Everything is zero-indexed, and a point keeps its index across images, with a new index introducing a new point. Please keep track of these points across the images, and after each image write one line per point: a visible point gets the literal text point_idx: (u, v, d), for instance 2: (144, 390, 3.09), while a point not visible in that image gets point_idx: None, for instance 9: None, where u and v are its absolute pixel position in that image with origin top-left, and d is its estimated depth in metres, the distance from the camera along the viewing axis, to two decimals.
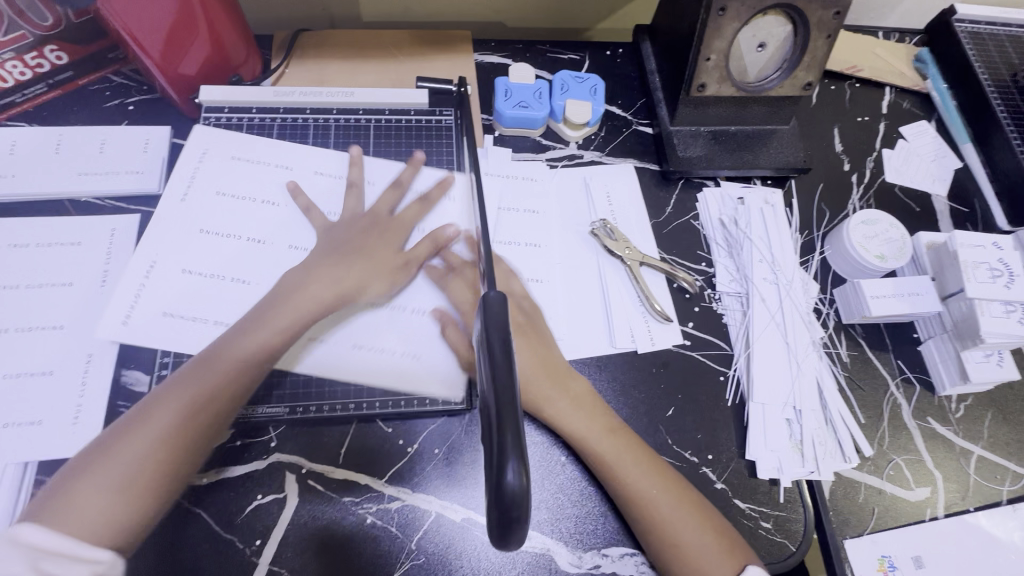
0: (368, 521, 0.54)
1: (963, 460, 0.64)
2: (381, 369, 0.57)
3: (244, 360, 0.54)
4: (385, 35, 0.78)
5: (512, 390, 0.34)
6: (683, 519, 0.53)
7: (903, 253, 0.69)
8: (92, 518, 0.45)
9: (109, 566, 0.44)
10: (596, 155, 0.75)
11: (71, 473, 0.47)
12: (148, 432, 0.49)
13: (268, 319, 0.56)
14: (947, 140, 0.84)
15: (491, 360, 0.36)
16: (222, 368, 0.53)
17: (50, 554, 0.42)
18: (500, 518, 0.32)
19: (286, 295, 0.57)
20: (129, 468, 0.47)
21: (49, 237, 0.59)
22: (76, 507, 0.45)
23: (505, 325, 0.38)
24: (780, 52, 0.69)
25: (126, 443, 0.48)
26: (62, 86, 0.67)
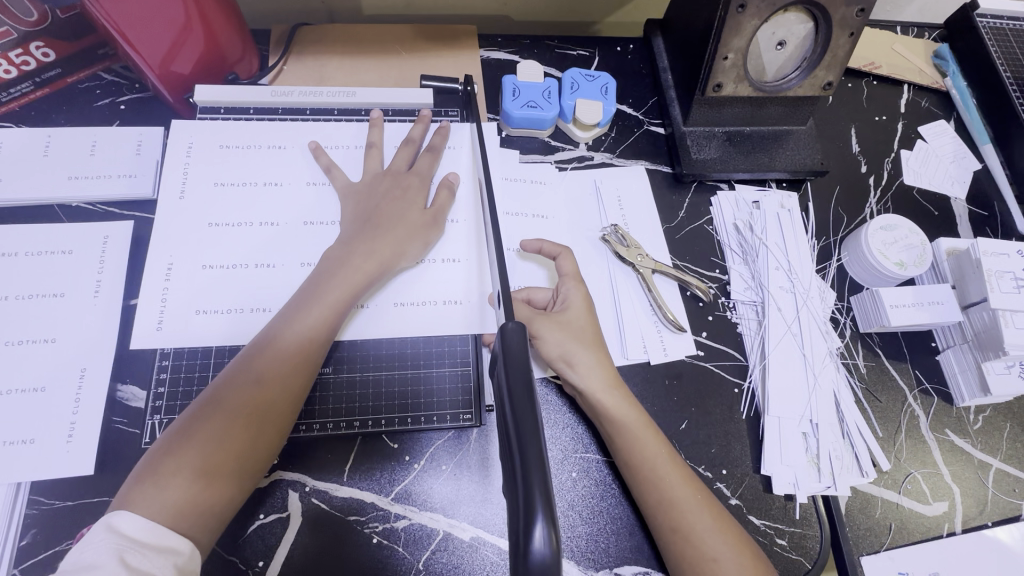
0: (375, 540, 0.52)
1: (981, 473, 0.63)
2: (381, 389, 0.57)
3: (310, 336, 0.52)
4: (387, 31, 0.74)
5: (536, 428, 0.32)
6: (716, 537, 0.50)
7: (923, 260, 0.67)
8: (165, 500, 0.43)
9: (189, 557, 0.43)
10: (607, 157, 0.72)
11: (169, 447, 0.46)
12: (223, 412, 0.47)
13: (321, 293, 0.53)
14: (966, 140, 0.82)
15: (512, 399, 0.33)
16: (282, 346, 0.51)
17: (137, 547, 0.41)
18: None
19: (334, 269, 0.55)
20: (205, 450, 0.45)
21: (39, 246, 0.57)
22: (145, 489, 0.43)
23: (526, 356, 0.36)
24: (800, 50, 0.66)
25: (217, 420, 0.47)
26: (50, 84, 0.64)
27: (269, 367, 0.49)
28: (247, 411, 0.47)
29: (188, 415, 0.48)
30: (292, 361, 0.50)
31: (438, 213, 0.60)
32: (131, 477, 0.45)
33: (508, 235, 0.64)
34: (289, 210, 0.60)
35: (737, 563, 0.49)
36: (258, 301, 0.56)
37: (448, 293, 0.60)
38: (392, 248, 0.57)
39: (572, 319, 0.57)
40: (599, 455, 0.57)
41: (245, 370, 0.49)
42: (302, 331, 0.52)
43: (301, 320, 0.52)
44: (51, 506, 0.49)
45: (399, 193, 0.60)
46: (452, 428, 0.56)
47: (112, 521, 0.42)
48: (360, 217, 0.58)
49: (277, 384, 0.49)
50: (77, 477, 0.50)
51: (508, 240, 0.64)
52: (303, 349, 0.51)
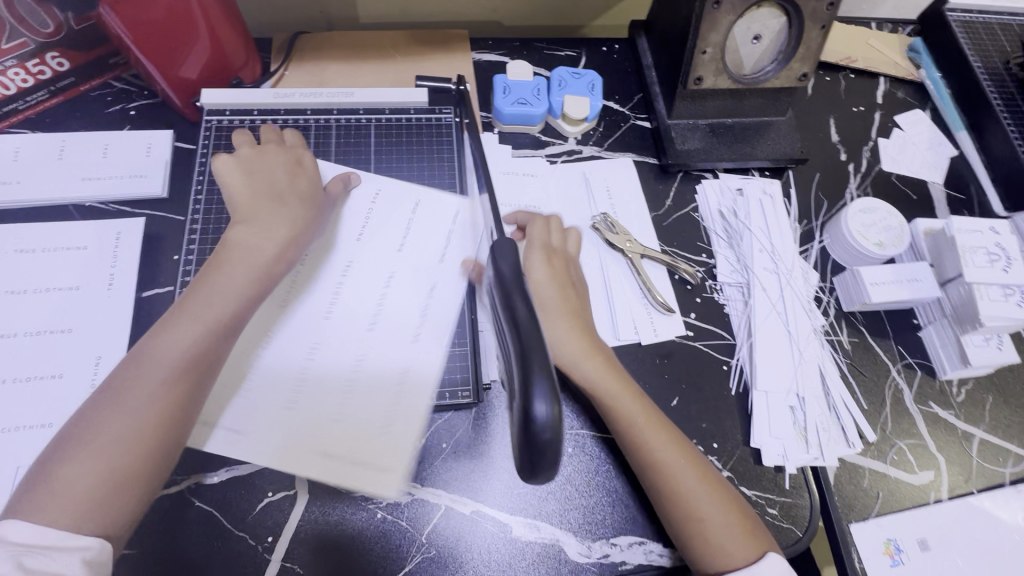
0: (379, 515, 0.54)
1: (965, 443, 0.65)
2: (366, 386, 0.54)
3: (190, 341, 0.49)
4: (383, 37, 0.78)
5: (538, 331, 0.33)
6: (698, 488, 0.52)
7: (901, 240, 0.69)
8: (65, 505, 0.42)
9: (99, 552, 0.42)
10: (595, 150, 0.75)
11: (72, 451, 0.44)
12: (122, 417, 0.45)
13: (197, 294, 0.51)
14: (942, 128, 0.85)
15: (508, 297, 0.35)
16: (172, 348, 0.48)
17: (39, 547, 0.40)
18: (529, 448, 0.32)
19: (243, 264, 0.53)
20: (106, 460, 0.44)
21: (54, 243, 0.60)
22: (43, 497, 0.42)
23: (517, 257, 0.37)
24: (775, 44, 0.69)
25: (98, 425, 0.45)
26: (64, 93, 0.68)
27: (150, 374, 0.47)
28: (130, 412, 0.46)
29: (80, 417, 0.46)
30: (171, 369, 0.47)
31: (377, 221, 0.62)
32: (25, 486, 0.44)
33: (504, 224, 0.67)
34: None
35: (722, 513, 0.52)
36: None
37: (418, 286, 0.61)
38: (314, 250, 0.56)
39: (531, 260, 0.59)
40: (594, 433, 0.60)
41: (168, 378, 0.47)
42: (184, 335, 0.49)
43: (178, 323, 0.49)
44: None
45: (316, 193, 0.60)
46: (451, 407, 0.59)
47: (3, 531, 0.40)
48: (311, 222, 0.57)
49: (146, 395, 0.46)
50: None
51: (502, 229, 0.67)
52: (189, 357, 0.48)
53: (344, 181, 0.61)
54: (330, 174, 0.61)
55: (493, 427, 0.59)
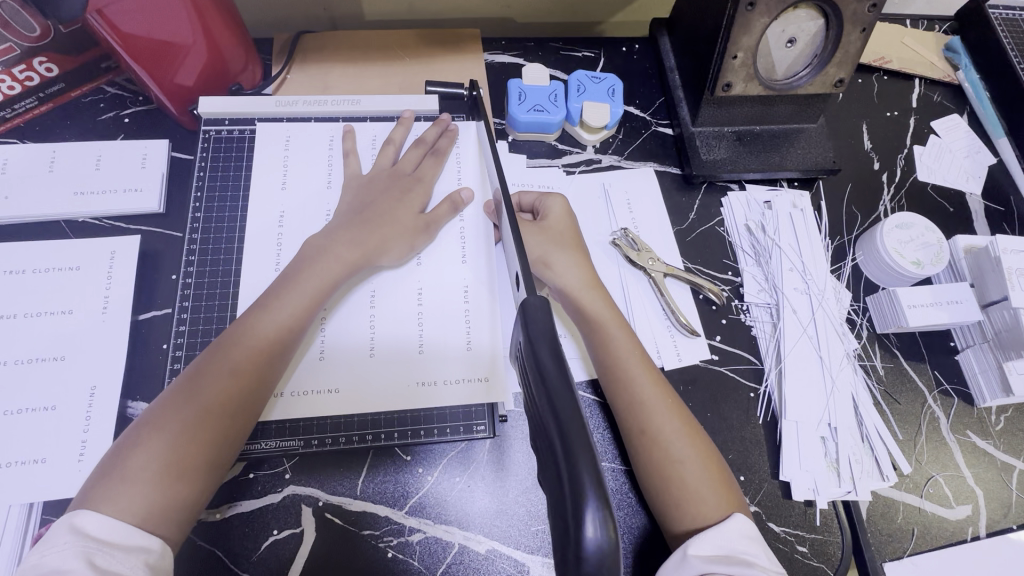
0: (390, 554, 0.52)
1: (1005, 476, 0.61)
2: (389, 372, 0.55)
3: (262, 343, 0.49)
4: (389, 37, 0.74)
5: (578, 419, 0.30)
6: (679, 442, 0.51)
7: (940, 259, 0.65)
8: (137, 499, 0.42)
9: (162, 555, 0.41)
10: (615, 159, 0.71)
11: (143, 438, 0.44)
12: (191, 408, 0.45)
13: (274, 298, 0.52)
14: (980, 134, 0.81)
15: (547, 394, 0.31)
16: (244, 344, 0.49)
17: (105, 548, 0.40)
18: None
19: (316, 258, 0.54)
20: (173, 452, 0.44)
21: (46, 263, 0.56)
22: (111, 488, 0.42)
23: (551, 337, 0.34)
24: (810, 47, 0.65)
25: (176, 417, 0.45)
26: (53, 99, 0.64)
27: (225, 370, 0.47)
28: (206, 409, 0.46)
29: (158, 403, 0.46)
30: (246, 368, 0.48)
31: (433, 222, 0.60)
32: (99, 473, 0.43)
33: None
34: (297, 216, 0.60)
35: (699, 467, 0.50)
36: None
37: (451, 292, 0.59)
38: (379, 245, 0.57)
39: (550, 226, 0.61)
40: (616, 466, 0.57)
41: (239, 374, 0.48)
42: (261, 336, 0.50)
43: (259, 323, 0.50)
44: None
45: (397, 197, 0.60)
46: (465, 439, 0.55)
47: (79, 520, 0.40)
48: (352, 211, 0.58)
49: (219, 389, 0.47)
50: None
51: None
52: (261, 354, 0.49)
53: (407, 186, 0.61)
54: (378, 173, 0.61)
55: (510, 460, 0.56)
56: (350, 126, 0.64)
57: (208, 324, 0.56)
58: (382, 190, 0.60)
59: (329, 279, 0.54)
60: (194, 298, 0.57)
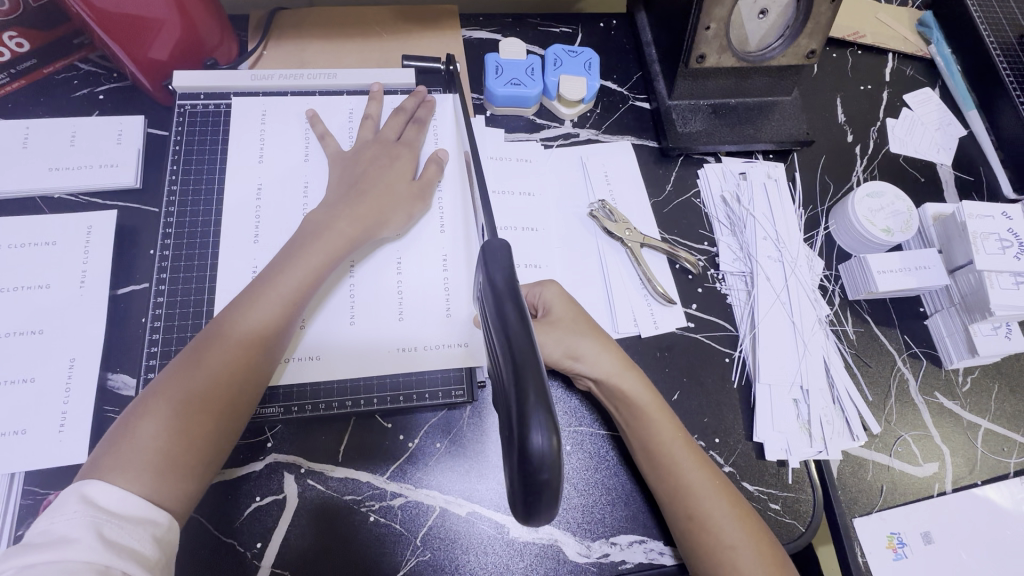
0: (372, 518, 0.52)
1: (971, 434, 0.63)
2: (372, 342, 0.56)
3: (270, 318, 0.49)
4: (366, 14, 0.74)
5: (534, 359, 0.30)
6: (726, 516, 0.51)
7: (910, 226, 0.67)
8: (148, 470, 0.42)
9: (168, 528, 0.42)
10: (592, 133, 0.72)
11: (149, 410, 0.44)
12: (201, 380, 0.45)
13: (281, 271, 0.51)
14: (952, 106, 0.82)
15: (501, 317, 0.32)
16: (252, 317, 0.49)
17: (115, 520, 0.40)
18: (525, 479, 0.29)
19: (316, 234, 0.54)
20: (184, 424, 0.44)
21: (22, 238, 0.56)
22: (116, 459, 0.42)
23: (508, 265, 0.35)
24: (782, 19, 0.66)
25: (181, 392, 0.45)
26: (26, 76, 0.63)
27: (233, 344, 0.47)
28: (212, 384, 0.46)
29: (167, 372, 0.46)
30: (253, 343, 0.48)
31: (426, 186, 0.61)
32: (104, 444, 0.43)
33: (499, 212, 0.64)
34: (275, 190, 0.60)
35: (753, 552, 0.50)
36: (248, 274, 0.57)
37: (430, 262, 0.60)
38: (376, 218, 0.56)
39: (557, 319, 0.57)
40: (592, 429, 0.58)
41: (247, 348, 0.48)
42: (269, 312, 0.49)
43: (267, 297, 0.50)
44: (45, 495, 0.49)
45: (388, 165, 0.60)
46: (446, 406, 0.56)
47: (88, 491, 0.40)
48: (338, 183, 0.58)
49: (228, 363, 0.47)
50: (70, 465, 0.50)
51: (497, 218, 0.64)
52: (269, 329, 0.49)
53: (397, 152, 0.61)
54: (365, 145, 0.61)
55: (490, 426, 0.57)
56: (313, 109, 0.64)
57: (186, 296, 0.56)
58: (362, 158, 0.60)
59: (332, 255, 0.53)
60: (171, 271, 0.57)
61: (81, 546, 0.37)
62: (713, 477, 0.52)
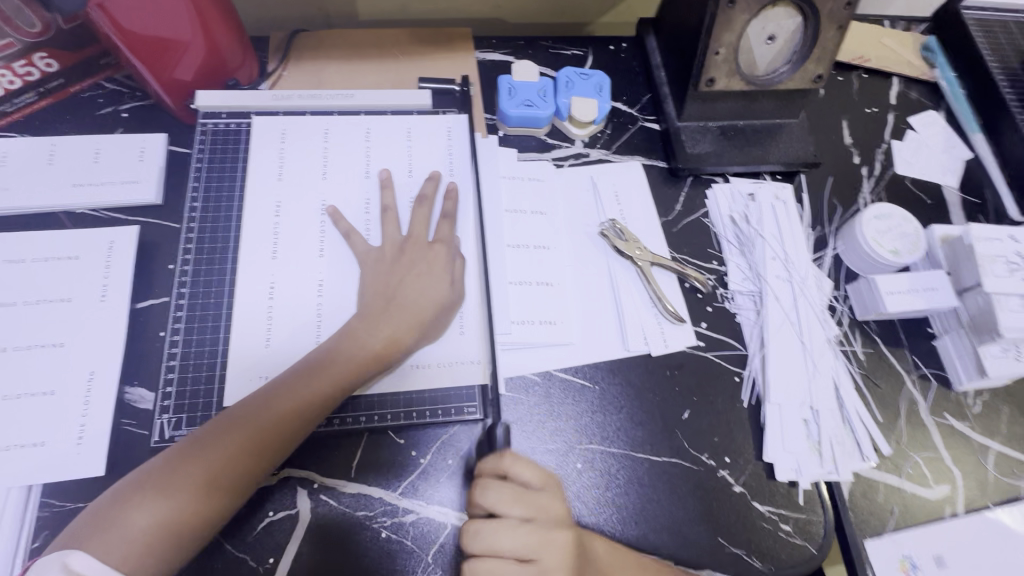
0: (383, 535, 0.53)
1: (981, 456, 0.63)
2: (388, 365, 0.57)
3: (294, 413, 0.50)
4: (383, 36, 0.76)
5: None
6: None
7: (918, 247, 0.68)
8: (133, 549, 0.43)
9: None
10: (603, 153, 0.73)
11: (148, 494, 0.45)
12: (210, 465, 0.47)
13: (321, 369, 0.52)
14: (957, 129, 0.83)
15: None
16: (279, 410, 0.50)
17: None
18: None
19: (352, 345, 0.53)
20: (180, 509, 0.45)
21: (46, 253, 0.58)
22: (103, 539, 0.43)
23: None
24: (789, 44, 0.67)
25: (180, 483, 0.46)
26: (53, 94, 0.65)
27: (254, 432, 0.48)
28: (219, 475, 0.46)
29: (189, 442, 0.48)
30: (270, 438, 0.49)
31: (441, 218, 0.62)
32: (107, 504, 0.45)
33: (510, 231, 0.66)
34: (292, 207, 0.62)
35: None
36: (265, 290, 0.58)
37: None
38: (413, 331, 0.55)
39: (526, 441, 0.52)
40: (603, 447, 0.58)
41: (259, 441, 0.48)
42: (294, 409, 0.50)
43: (300, 390, 0.51)
44: (61, 508, 0.49)
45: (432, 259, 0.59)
46: (457, 422, 0.57)
47: (70, 560, 0.41)
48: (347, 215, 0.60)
49: (242, 455, 0.48)
50: (86, 478, 0.50)
51: (509, 237, 0.65)
52: (290, 427, 0.49)
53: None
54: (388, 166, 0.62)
55: None
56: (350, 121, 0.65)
57: (204, 311, 0.57)
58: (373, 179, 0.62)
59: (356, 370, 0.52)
60: (191, 286, 0.58)
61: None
62: None
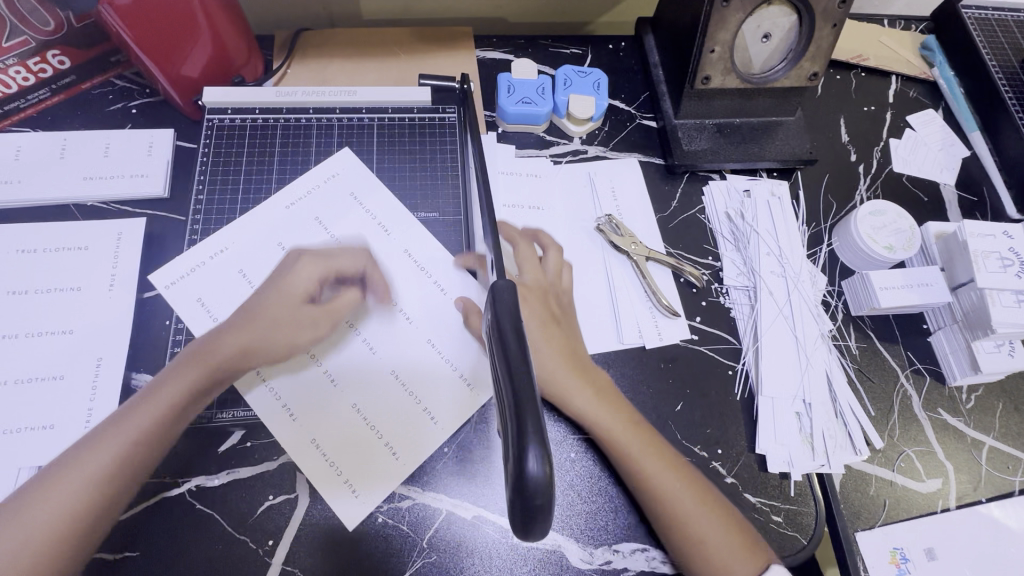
0: (379, 519, 0.54)
1: (974, 451, 0.64)
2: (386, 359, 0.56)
3: (152, 413, 0.51)
4: (385, 34, 0.77)
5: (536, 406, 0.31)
6: (697, 512, 0.53)
7: (911, 245, 0.68)
8: (24, 551, 0.44)
9: None
10: (600, 150, 0.74)
11: (59, 479, 0.47)
12: (95, 460, 0.48)
13: (171, 373, 0.53)
14: (955, 128, 0.84)
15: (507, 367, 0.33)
16: (139, 411, 0.51)
17: None
18: (524, 507, 0.30)
19: (210, 346, 0.54)
20: (66, 508, 0.46)
21: (57, 243, 0.59)
22: (14, 531, 0.45)
23: (514, 312, 0.37)
24: (785, 42, 0.68)
25: (68, 481, 0.47)
26: (65, 91, 0.67)
27: (136, 431, 0.50)
28: (100, 471, 0.48)
29: (82, 441, 0.50)
30: (145, 432, 0.50)
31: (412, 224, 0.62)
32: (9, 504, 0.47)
33: (508, 225, 0.67)
34: (290, 199, 0.62)
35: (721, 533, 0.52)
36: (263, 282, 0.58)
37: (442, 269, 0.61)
38: (313, 321, 0.56)
39: (536, 326, 0.58)
40: None
41: (135, 436, 0.50)
42: (152, 411, 0.51)
43: (158, 394, 0.52)
44: None
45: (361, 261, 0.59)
46: None
47: None
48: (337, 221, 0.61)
49: (125, 451, 0.49)
50: None
51: (506, 231, 0.66)
52: (159, 422, 0.51)
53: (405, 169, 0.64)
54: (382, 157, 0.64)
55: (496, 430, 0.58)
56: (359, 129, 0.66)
57: None
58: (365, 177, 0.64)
59: (254, 344, 0.54)
60: None
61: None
62: (686, 480, 0.55)
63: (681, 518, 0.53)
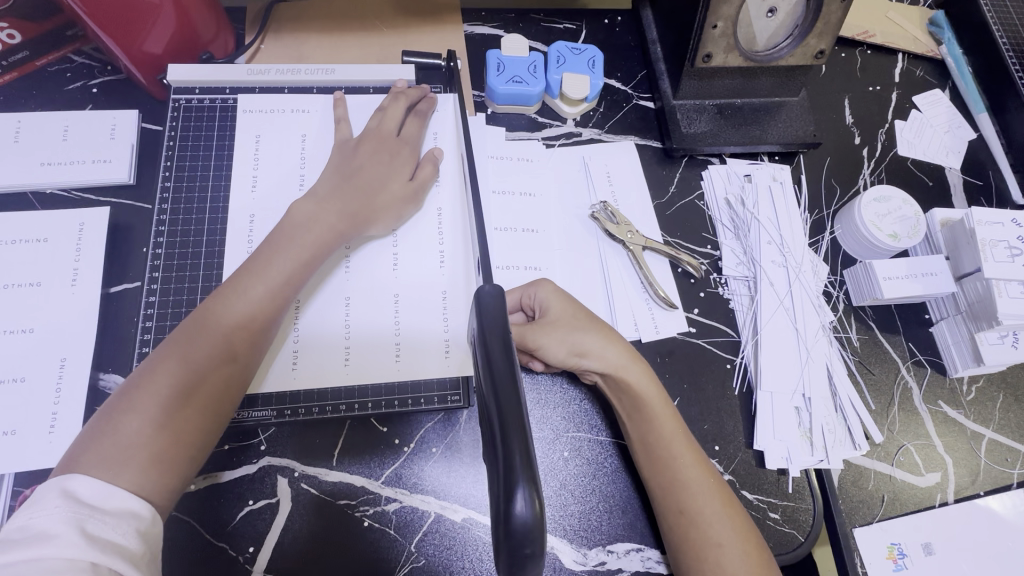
0: (366, 523, 0.52)
1: (973, 444, 0.62)
2: (368, 350, 0.56)
3: (244, 316, 0.48)
4: (366, 7, 0.72)
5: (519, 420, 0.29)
6: (717, 513, 0.50)
7: (917, 231, 0.66)
8: (129, 466, 0.41)
9: (151, 522, 0.41)
10: (595, 133, 0.71)
11: (147, 386, 0.44)
12: (190, 364, 0.45)
13: (249, 272, 0.50)
14: (961, 108, 0.80)
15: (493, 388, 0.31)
16: (220, 317, 0.48)
17: (97, 515, 0.38)
18: (510, 552, 0.28)
19: (279, 244, 0.52)
20: (167, 412, 0.43)
21: (16, 235, 0.55)
22: (119, 443, 0.42)
23: (503, 322, 0.34)
24: (790, 17, 0.64)
25: (161, 390, 0.44)
26: (18, 68, 0.62)
27: (225, 333, 0.47)
28: (202, 372, 0.45)
29: (157, 354, 0.46)
30: (238, 339, 0.48)
31: (421, 187, 0.60)
32: (85, 438, 0.43)
33: (499, 213, 0.64)
34: (268, 185, 0.60)
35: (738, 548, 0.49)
36: None
37: (426, 259, 0.60)
38: (370, 218, 0.57)
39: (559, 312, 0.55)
40: (593, 435, 0.57)
41: (235, 340, 0.47)
42: (237, 313, 0.48)
43: (236, 302, 0.48)
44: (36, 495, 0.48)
45: (387, 160, 0.59)
46: (441, 410, 0.56)
47: (71, 486, 0.39)
48: (341, 174, 0.57)
49: (221, 354, 0.46)
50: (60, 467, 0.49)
51: (497, 219, 0.63)
52: (252, 323, 0.49)
53: (396, 149, 0.60)
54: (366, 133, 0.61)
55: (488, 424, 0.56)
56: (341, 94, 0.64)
57: (178, 295, 0.55)
58: (364, 150, 0.59)
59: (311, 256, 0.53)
60: (164, 270, 0.56)
61: (59, 542, 0.36)
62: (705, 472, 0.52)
63: (697, 512, 0.50)
